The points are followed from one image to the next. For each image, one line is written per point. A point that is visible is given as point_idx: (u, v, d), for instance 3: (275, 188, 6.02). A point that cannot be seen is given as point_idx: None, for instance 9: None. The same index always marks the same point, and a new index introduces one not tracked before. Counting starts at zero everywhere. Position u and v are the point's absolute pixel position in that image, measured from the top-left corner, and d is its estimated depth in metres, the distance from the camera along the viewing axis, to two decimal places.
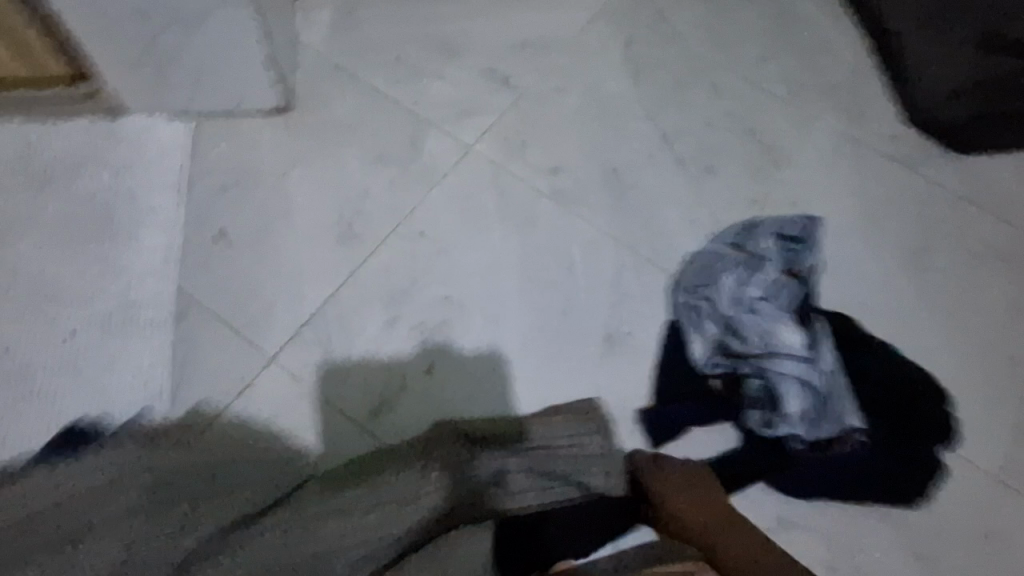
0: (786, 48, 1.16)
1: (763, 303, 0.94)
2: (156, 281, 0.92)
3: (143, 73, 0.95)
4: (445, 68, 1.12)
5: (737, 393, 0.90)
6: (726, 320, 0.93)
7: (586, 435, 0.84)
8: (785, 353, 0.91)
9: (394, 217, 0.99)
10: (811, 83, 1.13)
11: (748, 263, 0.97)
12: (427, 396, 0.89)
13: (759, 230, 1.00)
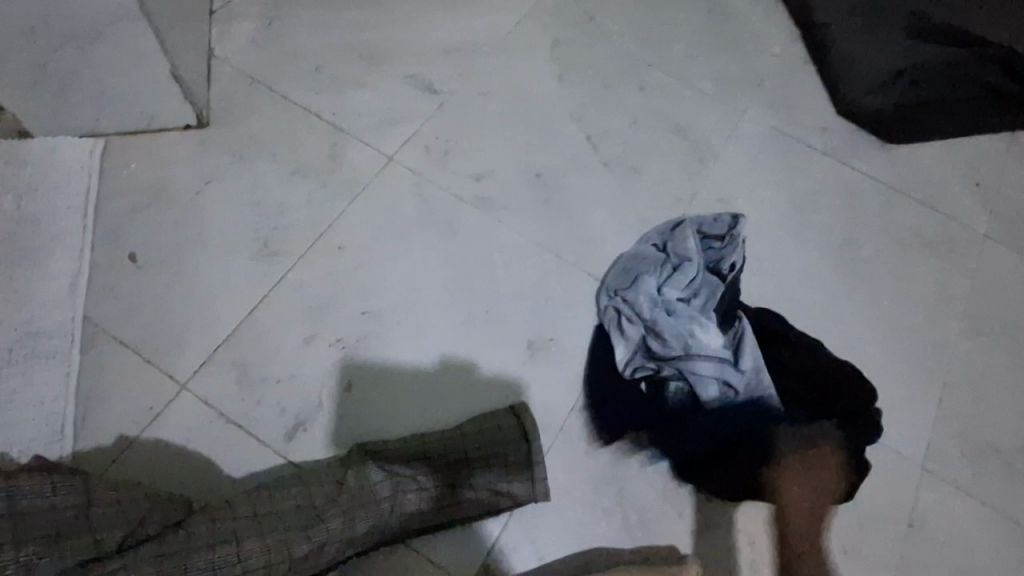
0: (712, 42, 1.15)
1: (683, 304, 0.89)
2: (63, 309, 0.90)
3: (42, 95, 0.92)
4: (367, 76, 1.10)
5: (659, 397, 0.87)
6: (646, 322, 0.88)
7: (509, 444, 0.82)
8: (707, 357, 0.85)
9: (313, 232, 0.97)
10: (738, 77, 1.12)
11: (670, 262, 0.91)
12: (345, 414, 0.87)
13: (681, 226, 0.93)
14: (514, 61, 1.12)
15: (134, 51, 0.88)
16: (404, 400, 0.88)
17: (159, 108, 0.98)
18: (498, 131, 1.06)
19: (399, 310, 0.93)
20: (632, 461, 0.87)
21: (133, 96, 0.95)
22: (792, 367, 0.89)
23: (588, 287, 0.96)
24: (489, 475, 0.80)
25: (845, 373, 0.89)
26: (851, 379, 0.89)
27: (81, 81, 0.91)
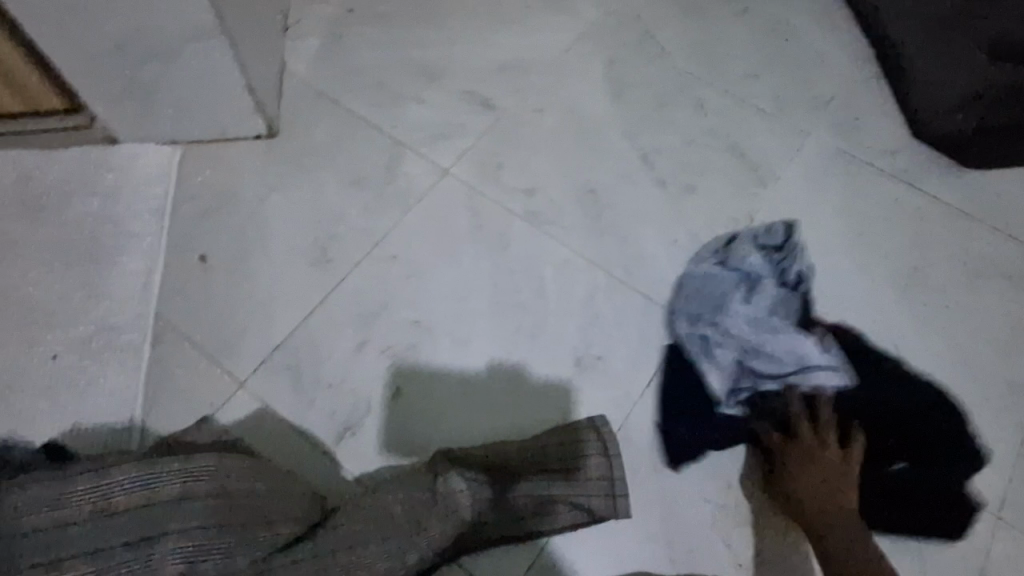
0: (774, 61, 1.12)
1: (771, 318, 0.88)
2: (136, 305, 0.95)
3: (127, 104, 0.99)
4: (426, 92, 1.13)
5: (768, 417, 0.84)
6: (741, 345, 0.87)
7: (577, 457, 0.80)
8: (812, 365, 0.85)
9: (368, 241, 1.00)
10: (801, 97, 1.09)
11: (748, 281, 0.91)
12: (393, 421, 0.88)
13: (740, 242, 0.94)
14: (570, 78, 1.13)
15: (212, 63, 0.94)
16: (449, 411, 0.88)
17: (230, 118, 1.04)
18: (552, 147, 1.06)
19: (448, 322, 0.94)
20: (681, 486, 0.85)
21: (207, 107, 1.01)
22: (865, 401, 0.85)
23: (638, 304, 0.93)
24: (569, 490, 0.78)
25: (917, 406, 0.85)
26: (925, 414, 0.85)
27: (163, 91, 0.98)
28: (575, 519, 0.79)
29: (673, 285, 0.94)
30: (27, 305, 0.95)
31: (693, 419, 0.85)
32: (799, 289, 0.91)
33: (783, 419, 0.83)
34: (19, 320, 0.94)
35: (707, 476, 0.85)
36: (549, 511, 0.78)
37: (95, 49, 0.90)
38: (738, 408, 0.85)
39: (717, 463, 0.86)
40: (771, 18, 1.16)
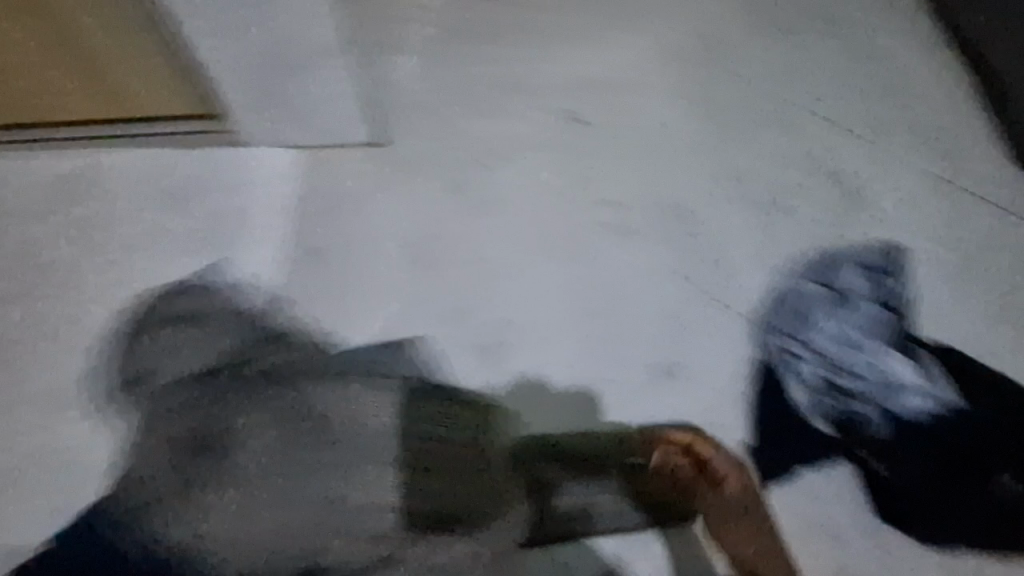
0: (863, 82, 1.13)
1: (863, 339, 0.95)
2: (258, 292, 1.06)
3: (253, 110, 1.10)
4: (518, 105, 1.19)
5: (856, 433, 0.91)
6: (830, 363, 0.94)
7: (672, 451, 0.92)
8: (900, 386, 0.92)
9: (465, 245, 1.07)
10: (890, 120, 1.09)
11: (841, 301, 0.97)
12: (490, 408, 0.97)
13: (843, 264, 0.99)
14: (657, 95, 1.16)
15: (338, 76, 1.05)
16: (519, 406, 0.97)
17: (339, 124, 1.12)
18: (639, 162, 1.11)
19: (536, 326, 1.01)
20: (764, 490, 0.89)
21: (322, 114, 1.11)
22: (961, 416, 0.90)
23: (724, 318, 0.97)
24: (659, 476, 0.91)
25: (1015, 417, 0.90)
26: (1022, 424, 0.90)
27: (287, 99, 1.08)
28: (663, 508, 0.90)
29: (766, 297, 0.98)
30: (163, 288, 1.06)
31: (777, 426, 0.91)
32: (902, 313, 0.96)
33: (869, 436, 0.90)
34: (157, 301, 1.05)
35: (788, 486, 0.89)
36: (645, 493, 0.91)
37: (238, 63, 1.01)
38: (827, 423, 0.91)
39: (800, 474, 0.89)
40: (862, 40, 1.17)
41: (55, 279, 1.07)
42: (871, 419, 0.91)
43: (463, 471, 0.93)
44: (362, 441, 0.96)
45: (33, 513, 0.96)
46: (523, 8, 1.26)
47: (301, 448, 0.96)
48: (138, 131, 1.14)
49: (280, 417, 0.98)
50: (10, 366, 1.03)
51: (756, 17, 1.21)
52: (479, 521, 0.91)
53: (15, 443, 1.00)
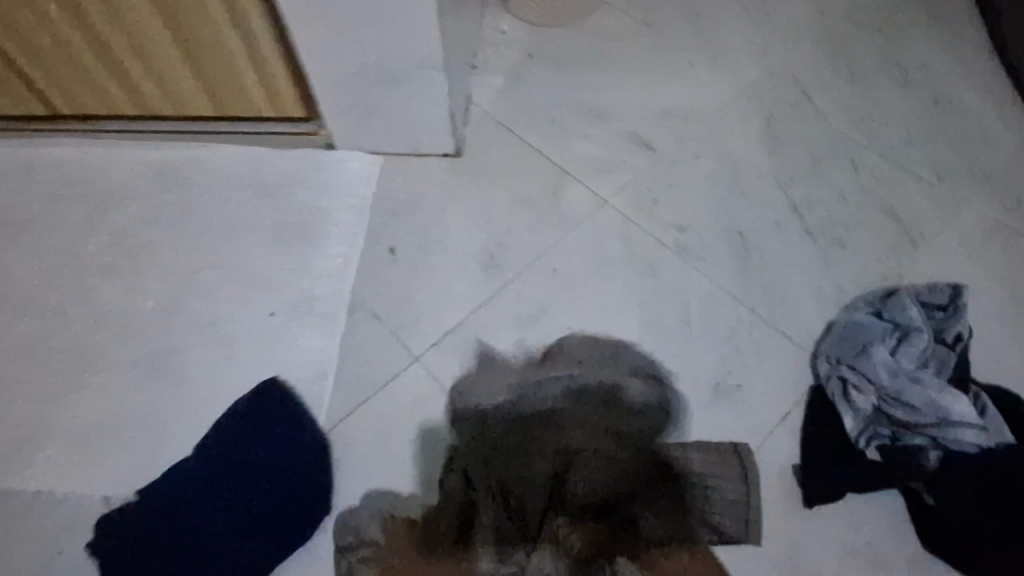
0: (916, 138, 1.21)
1: (920, 371, 0.91)
2: (335, 282, 1.12)
3: (350, 116, 1.20)
4: (592, 130, 1.27)
5: (909, 466, 0.86)
6: (881, 391, 0.90)
7: (719, 481, 0.90)
8: (959, 422, 0.86)
9: (532, 254, 1.13)
10: (942, 173, 1.17)
11: (897, 332, 0.94)
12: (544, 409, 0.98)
13: (901, 296, 0.96)
14: (724, 132, 1.24)
15: (437, 88, 1.14)
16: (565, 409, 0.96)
17: (429, 136, 1.23)
18: (705, 190, 1.17)
19: (597, 335, 1.04)
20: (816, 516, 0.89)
21: (414, 125, 1.21)
22: None
23: (781, 342, 1.00)
24: (705, 506, 0.89)
25: None
26: None
27: (384, 109, 1.18)
28: (705, 537, 0.88)
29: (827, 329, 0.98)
30: (249, 268, 1.14)
31: (832, 453, 0.90)
32: (959, 351, 0.93)
33: (922, 469, 0.85)
34: (240, 283, 1.12)
35: (842, 511, 0.89)
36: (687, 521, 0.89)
37: (346, 71, 1.11)
38: (871, 450, 0.88)
39: (851, 501, 0.89)
40: (916, 102, 1.26)
41: (157, 253, 1.16)
42: (925, 452, 0.86)
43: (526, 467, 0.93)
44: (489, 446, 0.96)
45: (102, 473, 0.97)
46: (601, 48, 1.37)
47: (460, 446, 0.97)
48: (240, 129, 1.24)
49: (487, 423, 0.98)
50: (101, 328, 1.08)
51: (818, 74, 1.31)
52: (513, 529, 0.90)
53: (91, 402, 1.02)
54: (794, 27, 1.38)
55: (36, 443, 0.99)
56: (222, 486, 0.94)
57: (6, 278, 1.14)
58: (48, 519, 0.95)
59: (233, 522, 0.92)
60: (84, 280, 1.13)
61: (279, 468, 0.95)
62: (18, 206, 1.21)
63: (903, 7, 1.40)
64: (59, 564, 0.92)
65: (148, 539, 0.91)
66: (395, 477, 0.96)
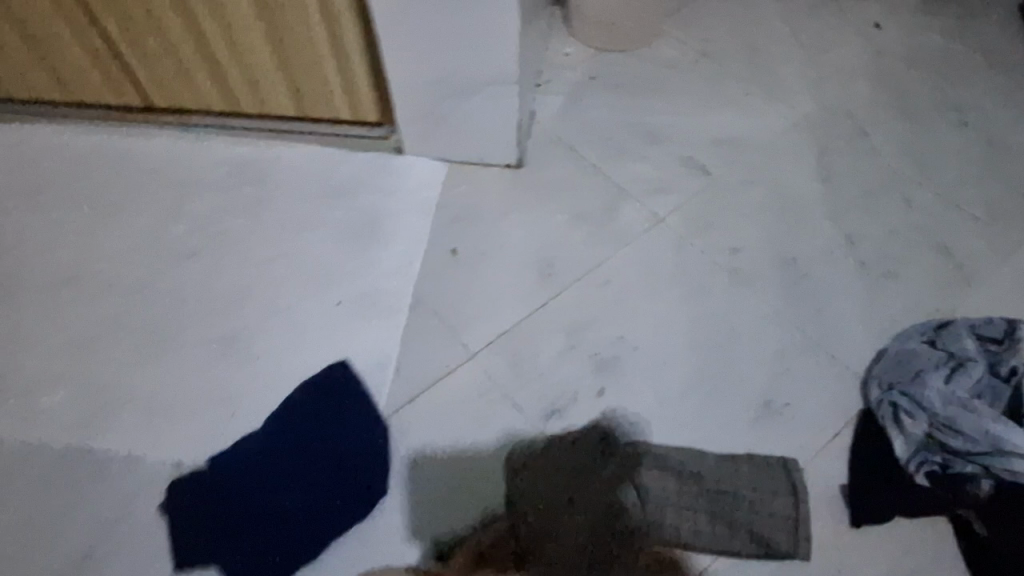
0: (970, 179, 1.24)
1: (975, 399, 0.89)
2: (400, 277, 1.18)
3: (423, 124, 1.26)
4: (649, 151, 1.32)
5: (955, 491, 0.86)
6: (933, 417, 0.90)
7: (767, 494, 0.92)
8: (1017, 450, 0.83)
9: (587, 265, 1.18)
10: (995, 214, 1.20)
11: (951, 361, 0.95)
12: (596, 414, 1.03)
13: (954, 329, 0.99)
14: (779, 161, 1.28)
15: (507, 101, 1.21)
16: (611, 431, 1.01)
17: (493, 147, 1.29)
18: (759, 215, 1.21)
19: (649, 346, 1.08)
20: (863, 537, 0.91)
21: (482, 136, 1.27)
22: None
23: (831, 366, 1.03)
24: (752, 516, 0.91)
25: None
26: None
27: (454, 118, 1.25)
28: (752, 548, 0.90)
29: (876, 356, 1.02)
30: (319, 261, 1.20)
31: (884, 475, 0.92)
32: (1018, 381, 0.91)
33: (970, 495, 0.85)
34: (311, 273, 1.19)
35: (888, 535, 0.91)
36: (734, 531, 0.91)
37: (424, 81, 1.18)
38: (921, 475, 0.88)
39: (899, 527, 0.91)
40: (971, 144, 1.29)
41: (235, 241, 1.23)
42: (978, 481, 0.85)
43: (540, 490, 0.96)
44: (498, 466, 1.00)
45: (175, 441, 1.03)
46: (660, 74, 1.43)
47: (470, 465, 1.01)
48: (319, 131, 1.32)
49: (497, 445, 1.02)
50: (180, 307, 1.16)
51: (873, 111, 1.35)
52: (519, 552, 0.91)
53: (168, 375, 1.09)
54: (851, 64, 1.43)
55: (116, 409, 1.06)
56: (284, 462, 1.00)
57: (96, 255, 1.22)
58: (124, 481, 1.01)
59: (291, 497, 0.97)
60: (167, 261, 1.21)
61: (339, 451, 1.00)
62: (109, 189, 1.29)
63: (959, 51, 1.44)
64: (133, 523, 0.98)
65: (214, 504, 0.97)
66: (442, 486, 1.00)
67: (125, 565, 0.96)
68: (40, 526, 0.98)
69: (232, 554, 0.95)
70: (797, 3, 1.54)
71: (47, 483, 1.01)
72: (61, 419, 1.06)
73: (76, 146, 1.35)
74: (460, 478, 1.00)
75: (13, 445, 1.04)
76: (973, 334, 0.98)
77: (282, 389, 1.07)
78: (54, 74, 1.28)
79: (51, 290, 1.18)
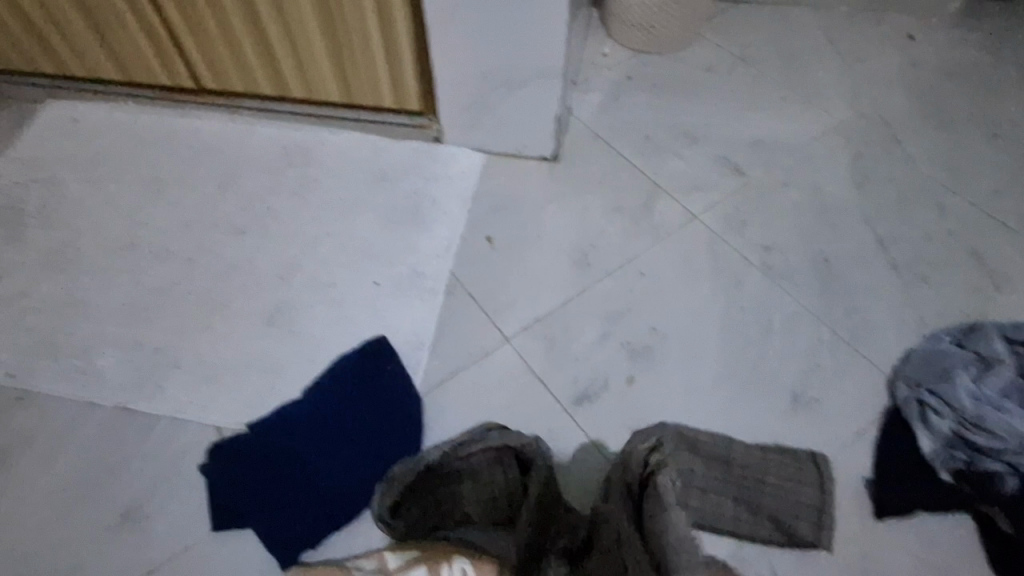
0: (1004, 189, 1.25)
1: (1002, 401, 0.94)
2: (439, 261, 1.22)
3: (467, 116, 1.31)
4: (685, 150, 1.35)
5: (981, 487, 0.90)
6: (960, 416, 0.94)
7: (793, 484, 0.94)
8: None
9: (622, 257, 1.21)
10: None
11: (979, 362, 0.99)
12: (627, 400, 1.05)
13: (983, 332, 1.02)
14: (813, 164, 1.30)
15: (549, 95, 1.25)
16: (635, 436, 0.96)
17: (532, 140, 1.32)
18: (791, 216, 1.23)
19: (681, 337, 1.11)
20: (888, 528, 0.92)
21: (522, 129, 1.31)
22: None
23: (859, 363, 1.06)
24: (777, 504, 0.93)
25: None
26: None
27: (496, 111, 1.29)
28: (776, 535, 0.92)
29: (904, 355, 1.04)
30: (362, 242, 1.24)
31: (910, 470, 0.94)
32: None
33: (996, 491, 0.89)
34: (354, 253, 1.23)
35: (914, 528, 0.92)
36: (759, 517, 0.93)
37: (470, 74, 1.23)
38: (946, 472, 0.92)
39: (924, 521, 0.93)
40: (1006, 155, 1.30)
41: (280, 220, 1.28)
42: (1001, 478, 0.89)
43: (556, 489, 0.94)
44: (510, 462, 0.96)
45: (219, 407, 1.07)
46: (697, 77, 1.46)
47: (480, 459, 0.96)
48: (364, 118, 1.37)
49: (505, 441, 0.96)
50: (227, 281, 1.20)
51: (908, 120, 1.37)
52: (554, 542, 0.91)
53: (215, 345, 1.14)
54: (886, 74, 1.45)
55: (165, 373, 1.11)
56: (323, 429, 1.02)
57: (149, 228, 1.27)
58: (169, 441, 1.05)
59: (328, 462, 1.00)
60: (216, 236, 1.26)
61: (371, 424, 1.03)
62: (162, 166, 1.35)
63: (995, 65, 1.45)
64: (175, 482, 1.02)
65: (255, 469, 1.00)
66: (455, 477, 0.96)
67: (166, 522, 0.99)
68: (86, 481, 1.02)
69: (271, 515, 0.97)
70: (834, 14, 1.57)
71: (96, 440, 1.06)
72: (112, 380, 1.10)
73: (132, 125, 1.41)
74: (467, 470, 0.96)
75: (67, 402, 1.09)
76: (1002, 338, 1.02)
77: (325, 363, 1.11)
78: (111, 56, 1.32)
79: (106, 259, 1.23)
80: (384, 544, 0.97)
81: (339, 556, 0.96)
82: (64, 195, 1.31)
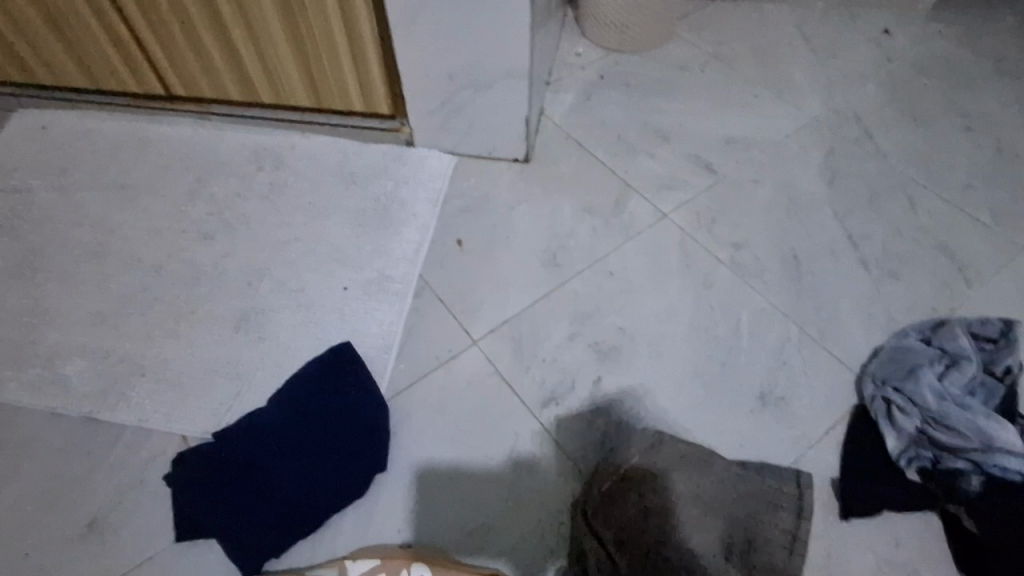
0: (976, 184, 1.25)
1: (968, 399, 0.93)
2: (407, 264, 1.21)
3: (435, 120, 1.30)
4: (657, 149, 1.34)
5: (944, 484, 0.89)
6: (925, 414, 0.93)
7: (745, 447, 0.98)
8: (1004, 448, 0.88)
9: (591, 257, 1.20)
10: (1002, 217, 1.20)
11: (944, 358, 0.98)
12: (550, 380, 1.07)
13: (953, 327, 1.01)
14: (785, 161, 1.30)
15: (514, 98, 1.24)
16: (664, 361, 1.08)
17: (501, 143, 1.32)
18: (763, 214, 1.23)
19: (653, 338, 1.10)
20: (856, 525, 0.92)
21: (491, 132, 1.30)
22: None
23: (827, 361, 1.06)
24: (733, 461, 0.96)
25: None
26: None
27: (465, 114, 1.28)
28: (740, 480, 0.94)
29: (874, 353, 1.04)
30: (332, 245, 1.24)
31: (878, 468, 0.94)
32: (1009, 382, 0.96)
33: (957, 487, 0.88)
34: (323, 259, 1.22)
35: (879, 526, 0.92)
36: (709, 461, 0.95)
37: (436, 81, 1.23)
38: (912, 471, 0.91)
39: (890, 521, 0.93)
40: (979, 148, 1.30)
41: (250, 226, 1.27)
42: (965, 475, 0.89)
43: (523, 491, 0.98)
44: (480, 467, 1.01)
45: (186, 415, 1.07)
46: (671, 75, 1.45)
47: (466, 468, 1.01)
48: (335, 124, 1.36)
49: (489, 448, 1.02)
50: (196, 288, 1.20)
51: (881, 114, 1.36)
52: (512, 540, 0.95)
53: (182, 352, 1.13)
54: (860, 69, 1.44)
55: (132, 382, 1.10)
56: (286, 436, 1.01)
57: (117, 236, 1.26)
58: (135, 450, 1.05)
59: (290, 469, 0.98)
60: (185, 244, 1.25)
61: (331, 432, 1.01)
62: (133, 173, 1.34)
63: (970, 59, 1.44)
64: (140, 492, 1.01)
65: (216, 481, 0.98)
66: (436, 490, 0.99)
67: (130, 533, 0.98)
68: (50, 492, 1.01)
69: (231, 525, 0.95)
70: (809, 10, 1.56)
71: (62, 450, 1.05)
72: (78, 390, 1.10)
73: (102, 132, 1.40)
74: (452, 484, 1.00)
75: (32, 415, 1.08)
76: (968, 333, 1.01)
77: (292, 369, 1.10)
78: (79, 63, 1.32)
79: (75, 268, 1.23)
80: (349, 549, 0.96)
81: (301, 564, 0.95)
82: (33, 204, 1.31)
